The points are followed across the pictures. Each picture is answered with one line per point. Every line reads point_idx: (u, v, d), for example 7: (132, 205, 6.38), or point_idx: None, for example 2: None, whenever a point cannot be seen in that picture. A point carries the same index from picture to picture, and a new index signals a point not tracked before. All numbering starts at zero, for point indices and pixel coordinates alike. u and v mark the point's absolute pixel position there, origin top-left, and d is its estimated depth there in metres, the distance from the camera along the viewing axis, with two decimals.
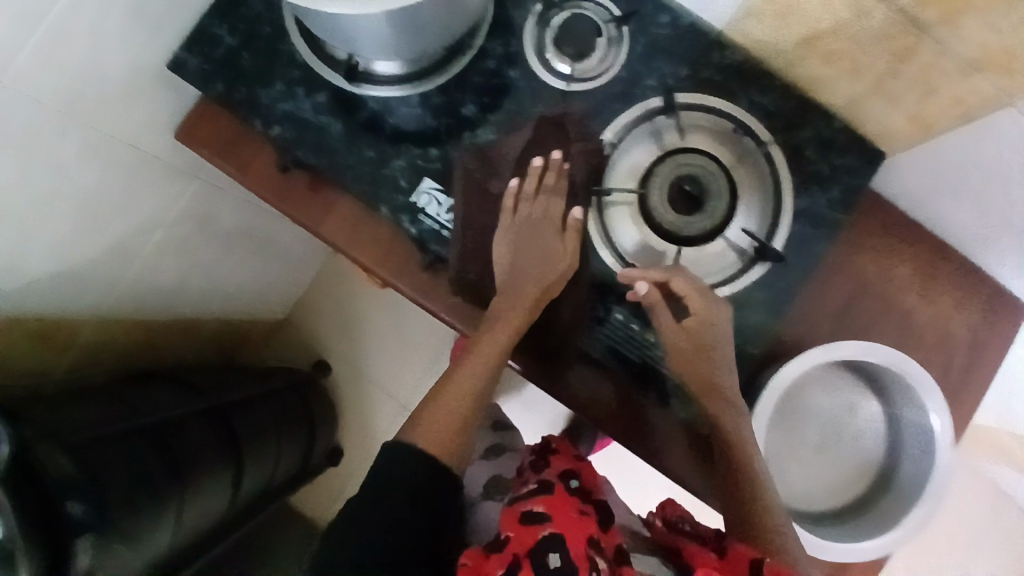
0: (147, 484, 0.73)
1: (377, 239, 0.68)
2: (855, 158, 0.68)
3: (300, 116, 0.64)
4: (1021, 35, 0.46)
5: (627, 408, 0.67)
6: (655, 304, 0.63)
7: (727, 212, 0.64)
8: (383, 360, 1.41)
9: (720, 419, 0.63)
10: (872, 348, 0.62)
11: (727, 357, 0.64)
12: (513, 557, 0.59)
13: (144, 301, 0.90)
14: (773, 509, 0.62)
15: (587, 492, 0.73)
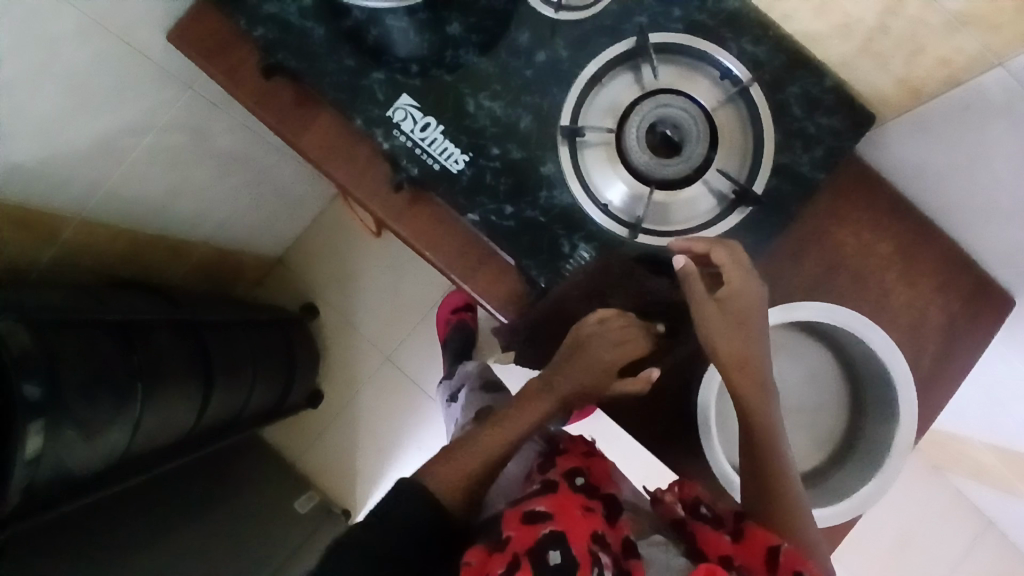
0: (108, 380, 0.73)
1: (359, 163, 0.66)
2: (844, 121, 0.65)
3: (285, 19, 0.64)
4: None
5: (663, 401, 0.67)
6: (690, 275, 0.60)
7: (705, 157, 0.63)
8: (371, 312, 1.40)
9: (739, 393, 0.59)
10: (833, 311, 0.62)
11: (763, 330, 0.60)
12: (513, 558, 0.51)
13: (131, 211, 0.91)
14: (793, 493, 0.58)
15: (597, 487, 0.61)
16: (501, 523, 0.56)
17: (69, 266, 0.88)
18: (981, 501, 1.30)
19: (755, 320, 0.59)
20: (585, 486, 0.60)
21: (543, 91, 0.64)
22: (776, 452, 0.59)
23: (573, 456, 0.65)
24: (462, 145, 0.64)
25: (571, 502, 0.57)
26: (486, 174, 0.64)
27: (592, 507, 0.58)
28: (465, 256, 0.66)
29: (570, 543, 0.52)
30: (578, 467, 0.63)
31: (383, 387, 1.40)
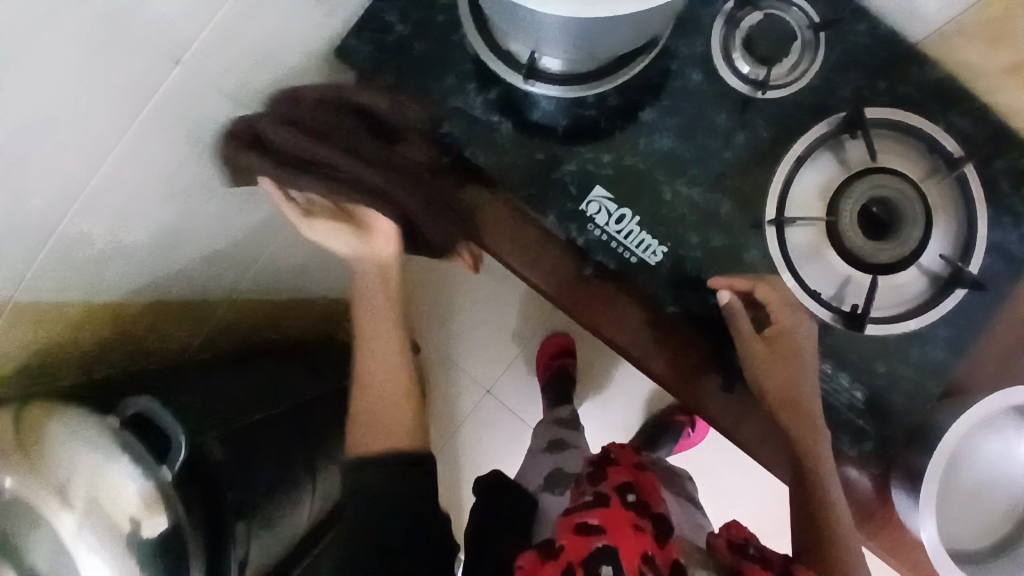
0: (286, 466, 0.71)
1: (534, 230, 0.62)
2: None
3: (471, 113, 0.62)
4: None
5: (683, 371, 0.62)
6: (735, 313, 0.60)
7: (921, 238, 0.59)
8: (472, 349, 1.38)
9: (794, 432, 0.58)
10: None
11: (811, 366, 0.60)
12: (566, 565, 0.59)
13: (274, 278, 0.86)
14: (841, 524, 0.57)
15: (646, 505, 0.66)
16: (556, 531, 0.63)
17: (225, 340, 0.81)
18: None
19: (806, 358, 0.59)
20: (634, 500, 0.66)
21: (744, 176, 0.61)
22: (829, 481, 0.58)
23: (621, 470, 0.71)
24: (659, 236, 0.61)
25: (624, 518, 0.63)
26: (687, 265, 0.61)
27: (643, 525, 0.63)
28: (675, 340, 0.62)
29: (621, 559, 0.58)
30: (628, 482, 0.69)
31: (486, 423, 1.39)
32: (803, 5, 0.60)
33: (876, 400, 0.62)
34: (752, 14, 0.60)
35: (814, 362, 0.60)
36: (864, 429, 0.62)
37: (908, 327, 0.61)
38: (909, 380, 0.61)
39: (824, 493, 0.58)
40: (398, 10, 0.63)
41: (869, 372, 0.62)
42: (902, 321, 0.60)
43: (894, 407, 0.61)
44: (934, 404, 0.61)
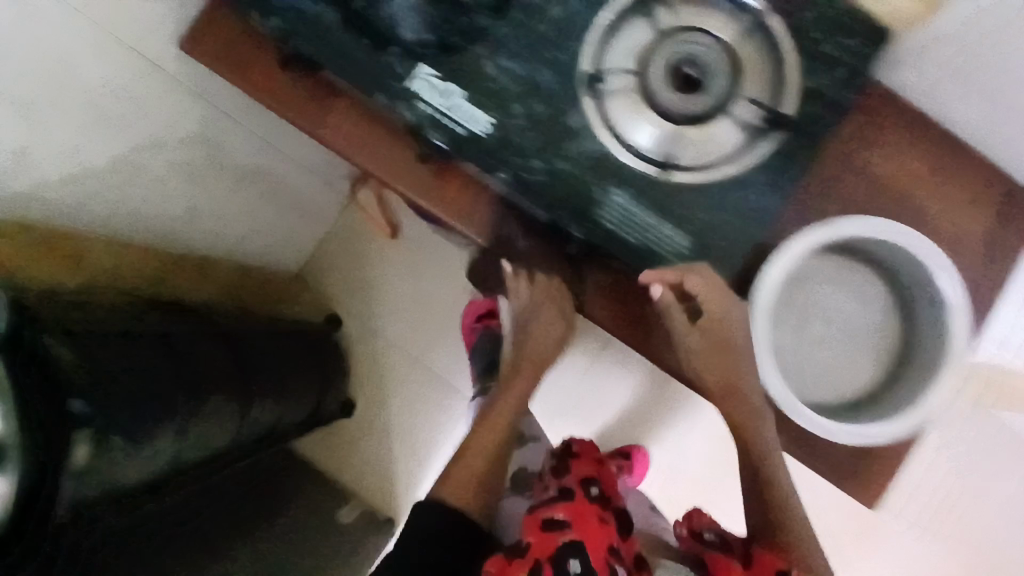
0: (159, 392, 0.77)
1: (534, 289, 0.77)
2: (863, 39, 0.63)
3: (298, 7, 0.65)
4: None
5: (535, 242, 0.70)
6: (670, 305, 0.63)
7: (728, 88, 0.64)
8: (395, 319, 1.43)
9: (727, 408, 0.66)
10: (868, 224, 0.62)
11: (758, 350, 0.65)
12: (535, 562, 0.64)
13: (157, 227, 0.94)
14: (784, 501, 0.65)
15: (605, 498, 0.76)
16: (522, 532, 0.69)
17: None
18: None
19: (741, 349, 0.65)
20: (595, 492, 0.75)
21: (560, 45, 0.64)
22: (780, 484, 0.65)
23: (584, 462, 0.82)
24: (483, 108, 0.64)
25: (588, 511, 0.71)
26: (512, 132, 0.64)
27: (604, 517, 0.72)
28: (505, 224, 0.69)
29: (586, 551, 0.65)
30: (591, 475, 0.79)
31: (415, 390, 1.43)
32: None
33: (700, 245, 0.64)
34: None
35: (757, 362, 0.65)
36: None
37: (727, 173, 0.64)
38: (736, 223, 0.64)
39: (782, 492, 0.66)
40: None
41: (693, 220, 0.64)
42: (719, 167, 0.64)
43: (721, 252, 0.64)
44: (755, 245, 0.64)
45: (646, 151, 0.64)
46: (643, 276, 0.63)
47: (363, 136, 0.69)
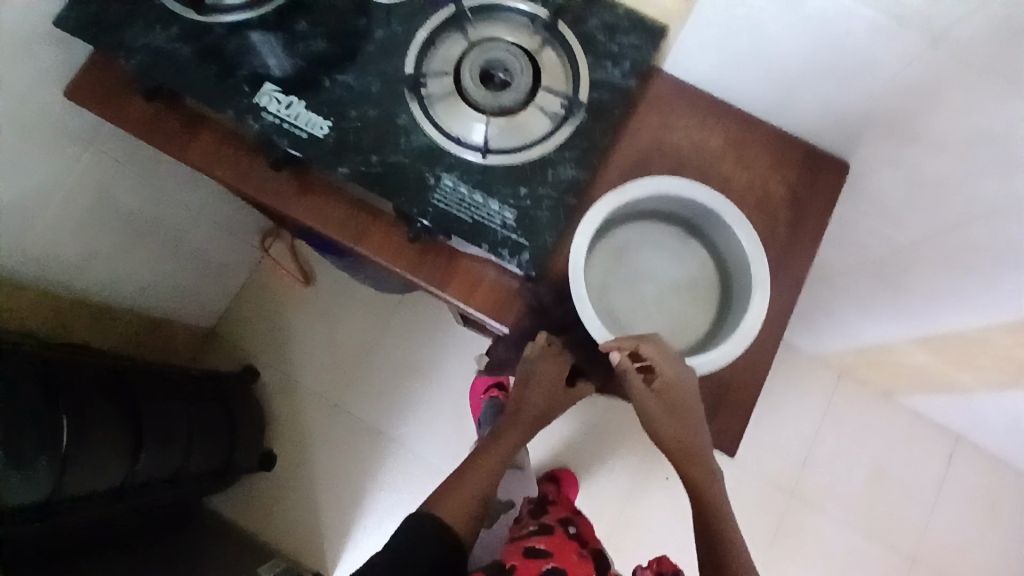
0: (37, 417, 0.83)
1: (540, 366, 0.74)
2: (639, 37, 0.78)
3: (157, 46, 0.75)
4: None
5: (375, 228, 0.77)
6: (627, 368, 0.69)
7: (532, 84, 0.75)
8: (314, 366, 1.46)
9: (687, 471, 0.73)
10: (655, 185, 0.72)
11: (700, 415, 0.70)
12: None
13: (52, 274, 0.98)
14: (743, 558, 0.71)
15: (582, 539, 0.99)
16: (506, 555, 0.89)
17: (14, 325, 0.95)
18: (938, 413, 1.47)
19: (693, 410, 0.69)
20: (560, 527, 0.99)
21: (386, 60, 0.75)
22: (724, 518, 0.73)
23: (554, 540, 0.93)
24: (322, 114, 0.73)
25: (567, 548, 0.93)
26: (349, 134, 0.73)
27: (580, 552, 0.94)
28: (352, 219, 0.77)
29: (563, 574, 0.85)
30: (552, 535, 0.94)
31: (340, 435, 1.44)
32: None
33: (524, 217, 0.72)
34: None
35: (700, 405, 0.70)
36: (519, 242, 0.72)
37: (539, 153, 0.74)
38: (554, 196, 0.73)
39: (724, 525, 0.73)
40: None
41: (516, 196, 0.73)
42: (531, 148, 0.73)
43: (541, 221, 0.72)
44: (573, 211, 0.73)
45: (468, 140, 0.73)
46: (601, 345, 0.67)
47: (228, 160, 0.78)
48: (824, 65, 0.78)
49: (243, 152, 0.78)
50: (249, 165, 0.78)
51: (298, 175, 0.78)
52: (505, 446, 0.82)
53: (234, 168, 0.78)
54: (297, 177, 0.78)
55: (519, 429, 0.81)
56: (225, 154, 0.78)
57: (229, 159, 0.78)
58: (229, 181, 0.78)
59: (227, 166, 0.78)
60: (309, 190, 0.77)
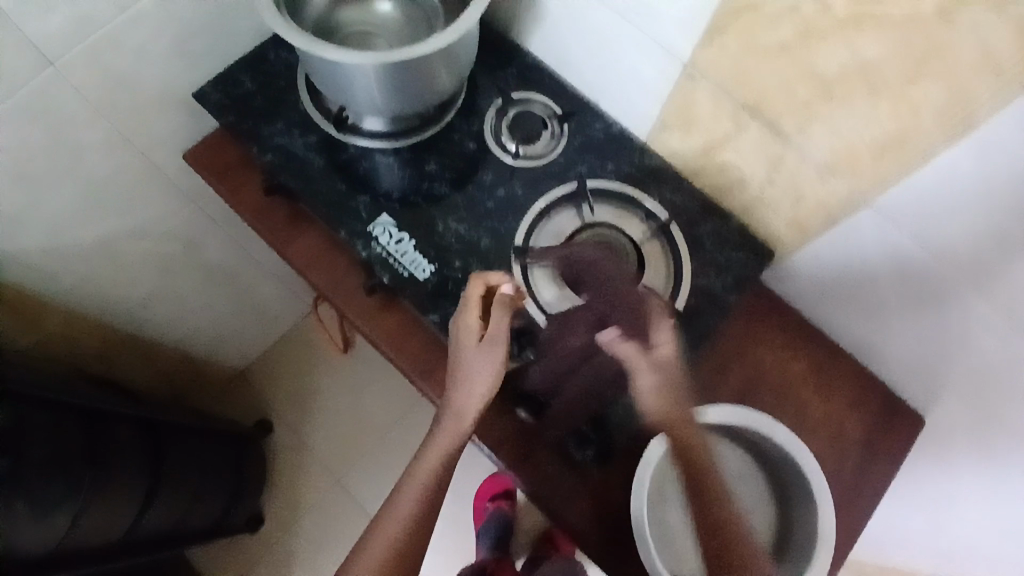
0: (67, 461, 0.81)
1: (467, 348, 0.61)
2: (748, 253, 0.78)
3: (289, 149, 0.77)
4: (857, 134, 0.59)
5: (445, 372, 0.75)
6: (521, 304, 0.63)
7: (636, 280, 0.75)
8: (326, 437, 1.43)
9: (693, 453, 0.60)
10: (737, 412, 0.70)
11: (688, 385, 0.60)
12: None
13: (114, 309, 0.99)
14: None
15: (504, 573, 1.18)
16: None
17: (52, 348, 0.94)
18: None
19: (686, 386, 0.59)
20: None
21: (501, 219, 0.77)
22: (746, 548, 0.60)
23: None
24: (429, 257, 0.74)
25: None
26: (449, 282, 0.73)
27: None
28: (426, 360, 0.76)
29: None
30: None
31: (332, 515, 1.39)
32: (549, 102, 0.82)
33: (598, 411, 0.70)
34: (514, 109, 0.81)
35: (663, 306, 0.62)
36: (588, 435, 0.73)
37: None
38: (631, 393, 0.73)
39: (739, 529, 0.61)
40: (250, 72, 0.80)
41: None
42: None
43: (614, 418, 0.71)
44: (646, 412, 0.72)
45: None
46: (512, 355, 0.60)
47: (325, 265, 0.79)
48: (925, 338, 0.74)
49: (342, 263, 0.79)
50: (345, 278, 0.79)
51: (387, 300, 0.78)
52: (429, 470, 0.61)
53: (329, 275, 0.79)
54: (385, 302, 0.78)
55: (446, 434, 0.61)
56: (324, 260, 0.79)
57: (327, 265, 0.79)
58: (320, 286, 0.78)
59: (323, 272, 0.79)
60: (394, 317, 0.78)
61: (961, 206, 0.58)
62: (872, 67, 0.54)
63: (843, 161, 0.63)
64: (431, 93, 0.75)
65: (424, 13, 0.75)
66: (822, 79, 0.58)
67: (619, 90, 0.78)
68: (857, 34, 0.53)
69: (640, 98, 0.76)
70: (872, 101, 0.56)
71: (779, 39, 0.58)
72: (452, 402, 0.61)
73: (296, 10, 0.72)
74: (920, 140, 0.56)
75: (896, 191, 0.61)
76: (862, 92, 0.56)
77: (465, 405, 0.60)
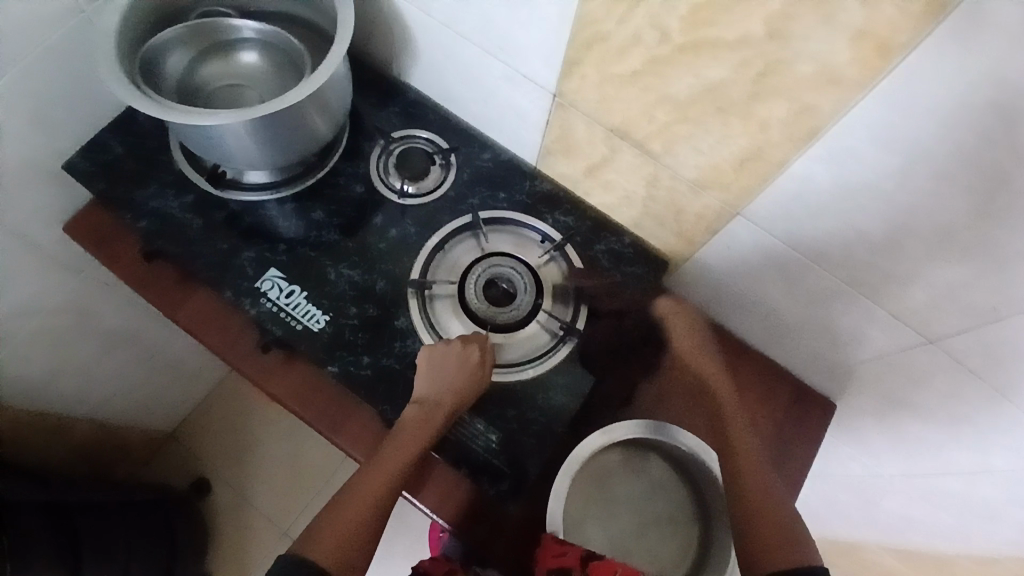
0: None
1: (452, 349, 0.68)
2: (643, 267, 0.80)
3: (166, 212, 0.76)
4: (718, 152, 0.61)
5: (354, 419, 0.71)
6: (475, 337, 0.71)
7: (533, 303, 0.76)
8: (267, 488, 1.39)
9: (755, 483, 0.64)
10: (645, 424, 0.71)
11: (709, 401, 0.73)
12: None
13: (9, 392, 0.93)
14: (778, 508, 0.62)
15: None
16: None
17: None
18: None
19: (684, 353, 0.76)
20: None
21: (395, 261, 0.76)
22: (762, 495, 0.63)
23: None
24: (323, 308, 0.73)
25: None
26: (346, 331, 0.73)
27: None
28: (335, 409, 0.72)
29: None
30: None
31: None
32: (432, 138, 0.82)
33: (507, 442, 0.71)
34: (396, 148, 0.80)
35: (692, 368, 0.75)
36: (500, 469, 0.70)
37: (529, 374, 0.74)
38: (543, 422, 0.72)
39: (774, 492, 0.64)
40: (119, 137, 0.79)
41: (501, 417, 0.72)
42: (521, 369, 0.74)
43: (527, 448, 0.71)
44: (558, 438, 0.72)
45: None
46: (487, 367, 0.70)
47: (217, 324, 0.74)
48: (823, 335, 0.75)
49: (236, 317, 0.74)
50: (241, 334, 0.74)
51: (286, 354, 0.73)
52: (398, 451, 0.64)
53: (221, 335, 0.74)
54: (284, 358, 0.73)
55: (421, 429, 0.65)
56: (215, 319, 0.74)
57: (219, 323, 0.74)
58: (214, 346, 0.73)
59: (214, 330, 0.74)
60: (296, 371, 0.73)
61: (825, 210, 0.60)
62: (723, 88, 0.56)
63: (711, 176, 0.64)
64: (310, 140, 0.73)
65: (292, 63, 0.73)
66: (676, 102, 0.60)
67: (499, 121, 0.78)
68: (698, 57, 0.55)
69: (521, 126, 0.77)
70: (724, 117, 0.58)
71: (631, 66, 0.60)
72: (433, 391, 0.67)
73: (153, 75, 0.69)
74: (774, 155, 0.58)
75: (761, 200, 0.63)
76: (714, 111, 0.58)
77: (444, 402, 0.67)
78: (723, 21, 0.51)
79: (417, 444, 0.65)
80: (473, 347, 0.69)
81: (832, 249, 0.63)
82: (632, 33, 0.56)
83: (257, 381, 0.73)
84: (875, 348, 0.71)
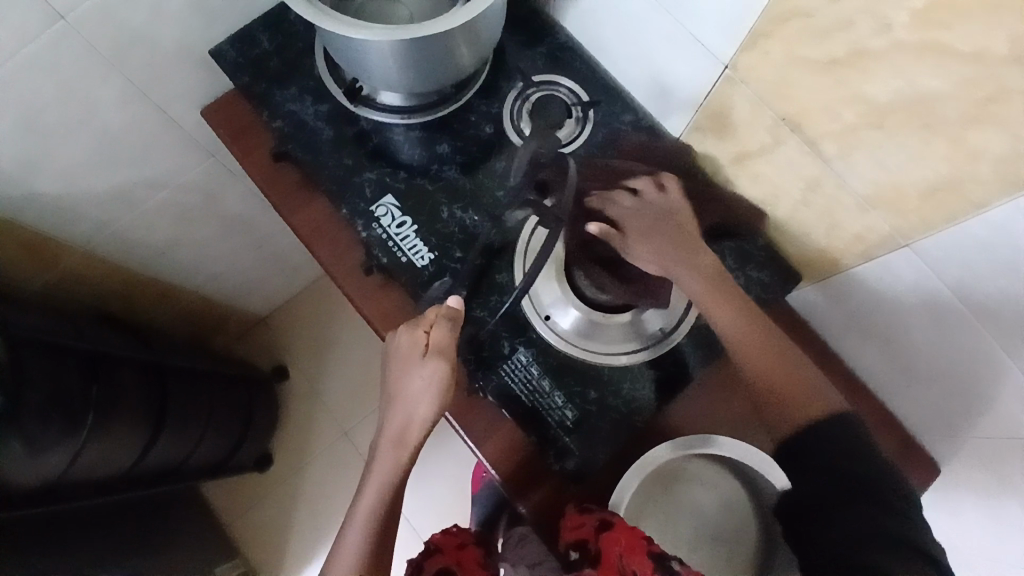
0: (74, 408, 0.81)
1: (402, 345, 0.65)
2: (769, 276, 0.73)
3: (300, 117, 0.76)
4: (906, 173, 0.53)
5: None
6: (438, 320, 0.65)
7: None
8: (337, 389, 1.47)
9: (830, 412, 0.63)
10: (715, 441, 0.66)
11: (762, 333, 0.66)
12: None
13: (132, 253, 1.01)
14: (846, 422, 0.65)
15: None
16: None
17: (68, 286, 0.96)
18: None
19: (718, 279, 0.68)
20: (582, 558, 0.61)
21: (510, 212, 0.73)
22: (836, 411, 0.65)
23: (448, 553, 0.73)
24: (430, 246, 0.72)
25: None
26: (447, 273, 0.72)
27: None
28: None
29: None
30: (444, 566, 0.71)
31: (335, 463, 1.43)
32: (575, 88, 0.76)
33: (582, 422, 0.69)
34: (535, 93, 0.75)
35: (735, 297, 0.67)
36: (569, 447, 0.69)
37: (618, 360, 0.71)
38: (624, 411, 0.70)
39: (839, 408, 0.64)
40: (270, 31, 0.79)
41: (582, 395, 0.70)
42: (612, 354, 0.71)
43: (600, 434, 0.69)
44: (635, 431, 0.69)
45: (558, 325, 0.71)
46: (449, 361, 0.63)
47: (328, 238, 0.75)
48: (958, 399, 0.66)
49: (345, 234, 0.75)
50: (350, 247, 0.75)
51: (387, 280, 0.73)
52: (399, 423, 0.66)
53: (329, 249, 0.75)
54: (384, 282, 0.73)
55: (385, 466, 0.66)
56: (327, 233, 0.75)
57: (330, 236, 0.75)
58: (322, 257, 0.75)
59: (325, 242, 0.75)
60: (393, 297, 0.73)
61: (1014, 268, 0.51)
62: (935, 103, 0.47)
63: (888, 198, 0.56)
64: (451, 72, 0.69)
65: None
66: (872, 106, 0.51)
67: (651, 84, 0.72)
68: (918, 61, 0.46)
69: (674, 95, 0.70)
70: (928, 136, 0.49)
71: (829, 54, 0.51)
72: (395, 388, 0.65)
73: None
74: (974, 193, 0.49)
75: (941, 236, 0.54)
76: (916, 127, 0.50)
77: (392, 448, 0.66)
78: (965, 24, 0.42)
79: (377, 492, 0.66)
80: (430, 339, 0.64)
81: (1007, 309, 0.54)
82: (846, 16, 0.48)
83: (355, 301, 0.74)
84: (1012, 431, 0.62)
